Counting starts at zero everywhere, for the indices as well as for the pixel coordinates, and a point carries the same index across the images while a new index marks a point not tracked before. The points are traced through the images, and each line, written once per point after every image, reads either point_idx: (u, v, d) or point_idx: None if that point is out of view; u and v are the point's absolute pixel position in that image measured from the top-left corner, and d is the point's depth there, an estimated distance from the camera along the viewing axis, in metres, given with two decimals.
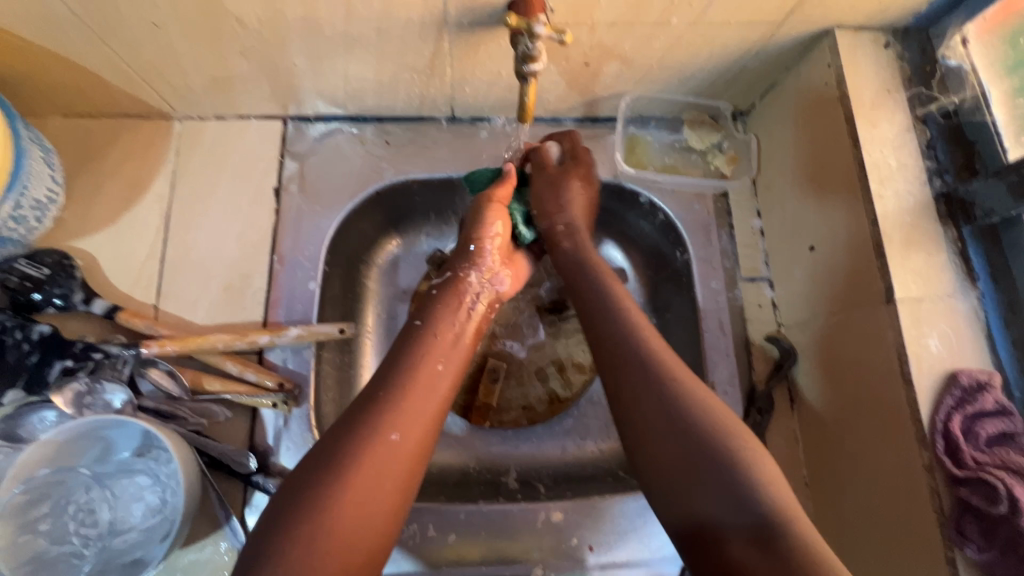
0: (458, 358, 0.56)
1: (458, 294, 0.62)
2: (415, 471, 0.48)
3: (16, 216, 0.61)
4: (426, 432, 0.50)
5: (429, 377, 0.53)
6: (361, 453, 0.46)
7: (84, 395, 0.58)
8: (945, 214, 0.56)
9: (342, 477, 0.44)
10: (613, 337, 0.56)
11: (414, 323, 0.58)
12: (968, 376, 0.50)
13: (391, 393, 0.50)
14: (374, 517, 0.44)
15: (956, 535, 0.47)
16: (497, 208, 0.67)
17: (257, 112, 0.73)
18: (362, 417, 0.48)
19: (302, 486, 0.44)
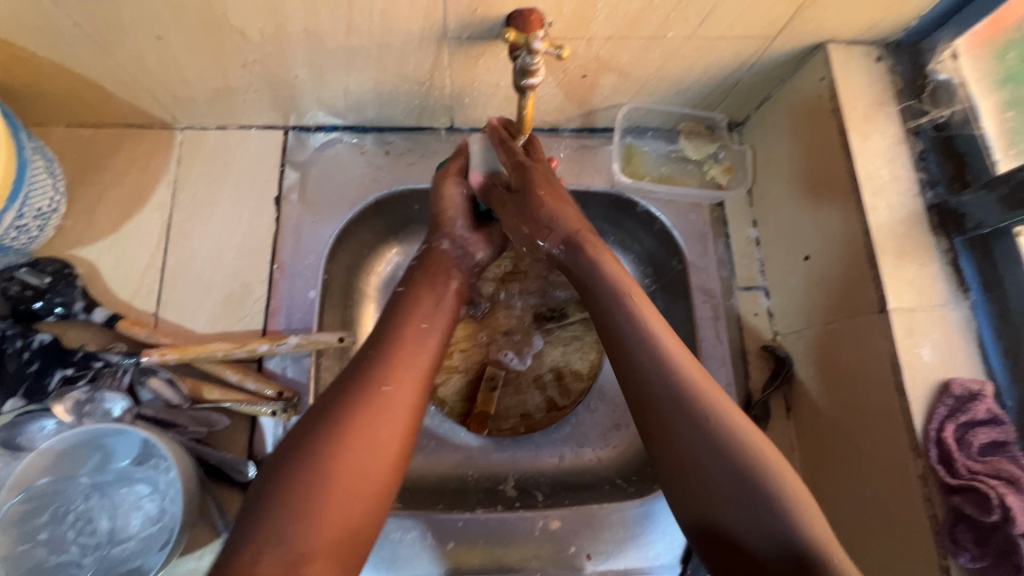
0: (444, 318, 0.59)
1: (438, 265, 0.64)
2: (411, 423, 0.50)
3: (19, 225, 0.61)
4: (417, 385, 0.52)
5: (415, 336, 0.56)
6: (356, 407, 0.48)
7: (84, 404, 0.58)
8: (937, 225, 0.57)
9: (339, 429, 0.47)
10: (631, 346, 0.53)
11: (398, 290, 0.61)
12: (961, 385, 0.51)
13: (382, 352, 0.53)
14: (372, 468, 0.46)
15: (950, 544, 0.48)
16: (458, 181, 0.67)
17: (258, 122, 0.74)
18: (355, 375, 0.51)
19: (300, 440, 0.46)
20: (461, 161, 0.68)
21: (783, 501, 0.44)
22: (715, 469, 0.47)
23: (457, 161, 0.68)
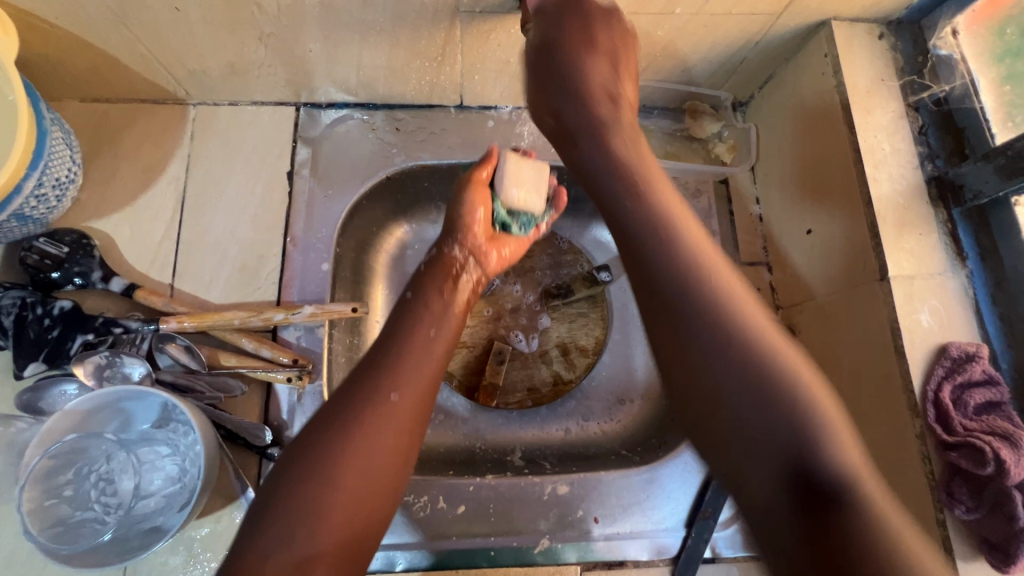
0: (450, 322, 0.60)
1: (446, 271, 0.65)
2: (414, 432, 0.50)
3: (38, 194, 0.62)
4: (422, 392, 0.52)
5: (423, 341, 0.56)
6: (360, 416, 0.48)
7: (104, 368, 0.60)
8: (936, 197, 0.59)
9: (342, 440, 0.47)
10: (703, 318, 0.45)
11: (405, 295, 0.61)
12: (957, 348, 0.53)
13: (389, 359, 0.53)
14: (375, 477, 0.47)
15: (946, 497, 0.50)
16: (478, 188, 0.66)
17: (270, 99, 0.75)
18: (361, 381, 0.51)
19: (308, 444, 0.47)
20: (491, 170, 0.67)
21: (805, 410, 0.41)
22: (755, 413, 0.41)
23: (485, 171, 0.67)
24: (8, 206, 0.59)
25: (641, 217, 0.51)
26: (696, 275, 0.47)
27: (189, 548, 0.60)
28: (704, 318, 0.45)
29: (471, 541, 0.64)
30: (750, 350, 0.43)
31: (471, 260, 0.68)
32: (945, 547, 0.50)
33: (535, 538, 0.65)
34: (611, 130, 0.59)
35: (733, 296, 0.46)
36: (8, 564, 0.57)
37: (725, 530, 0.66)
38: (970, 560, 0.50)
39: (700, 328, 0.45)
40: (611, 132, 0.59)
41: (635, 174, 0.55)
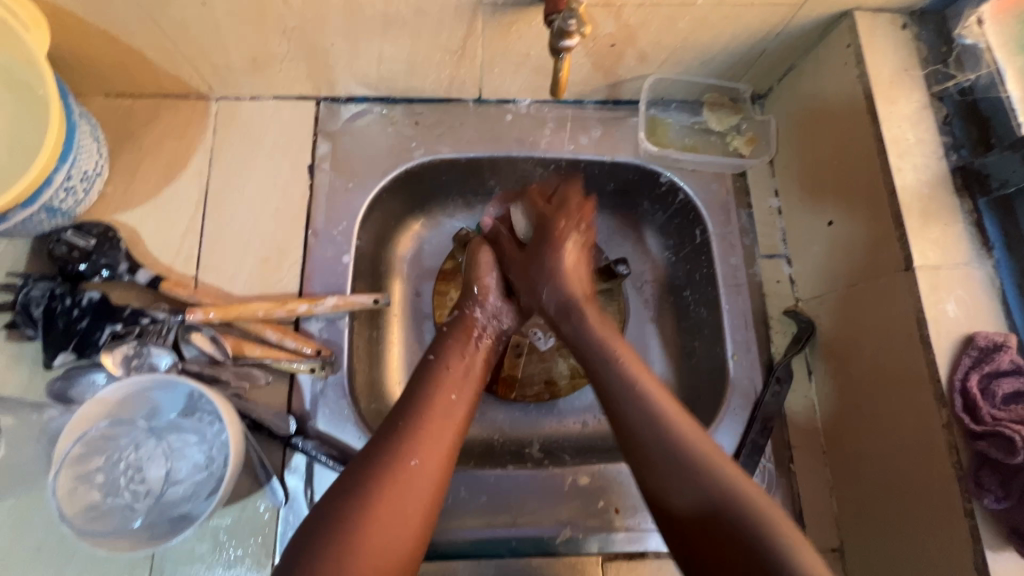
0: (469, 388, 0.60)
1: (467, 332, 0.66)
2: (434, 498, 0.51)
3: (67, 187, 0.63)
4: (443, 457, 0.54)
5: (444, 407, 0.57)
6: (384, 480, 0.50)
7: (132, 357, 0.61)
8: (962, 186, 0.59)
9: (366, 508, 0.48)
10: (652, 440, 0.52)
11: (427, 357, 0.62)
12: (984, 338, 0.52)
13: (411, 423, 0.54)
14: (397, 545, 0.48)
15: (974, 486, 0.50)
16: (489, 253, 0.72)
17: (291, 93, 0.76)
18: (385, 445, 0.52)
19: (335, 505, 0.48)
20: (490, 254, 0.72)
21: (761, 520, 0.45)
22: (711, 542, 0.47)
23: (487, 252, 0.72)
24: (38, 198, 0.60)
25: (595, 360, 0.60)
26: (640, 395, 0.55)
27: (215, 536, 0.61)
28: (653, 446, 0.52)
29: (493, 532, 0.65)
30: (705, 518, 0.47)
31: (489, 321, 0.69)
32: (972, 536, 0.50)
33: (555, 529, 0.65)
34: (558, 280, 0.67)
35: (678, 425, 0.52)
36: (37, 550, 0.58)
37: None
38: (999, 550, 0.49)
39: (652, 456, 0.51)
40: (562, 295, 0.66)
41: (586, 325, 0.63)
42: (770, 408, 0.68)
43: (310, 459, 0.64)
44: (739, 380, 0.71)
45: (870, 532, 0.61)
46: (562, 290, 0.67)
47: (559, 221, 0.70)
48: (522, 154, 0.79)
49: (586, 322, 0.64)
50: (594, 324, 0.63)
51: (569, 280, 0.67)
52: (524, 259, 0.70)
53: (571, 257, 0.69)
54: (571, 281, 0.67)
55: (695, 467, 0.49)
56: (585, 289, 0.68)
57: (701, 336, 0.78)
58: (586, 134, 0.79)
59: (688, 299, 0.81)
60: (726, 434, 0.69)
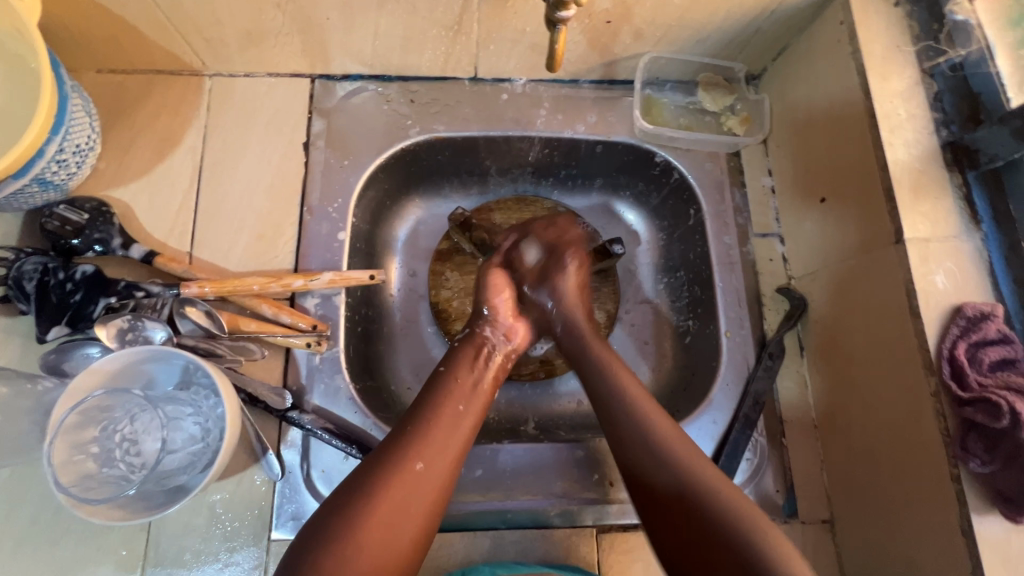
0: (479, 400, 0.60)
1: (477, 349, 0.65)
2: (436, 505, 0.52)
3: (59, 160, 0.63)
4: (448, 463, 0.54)
5: (451, 416, 0.57)
6: (388, 480, 0.50)
7: (127, 331, 0.61)
8: (951, 161, 0.59)
9: (368, 507, 0.49)
10: (631, 447, 0.56)
11: (438, 369, 0.62)
12: (972, 308, 0.53)
13: (418, 427, 0.55)
14: (396, 545, 0.48)
15: (960, 451, 0.50)
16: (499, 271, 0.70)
17: (286, 70, 0.76)
18: (391, 447, 0.53)
19: (339, 501, 0.49)
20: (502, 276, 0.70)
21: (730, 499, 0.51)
22: (679, 531, 0.51)
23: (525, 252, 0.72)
24: (30, 169, 0.59)
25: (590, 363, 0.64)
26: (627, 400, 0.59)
27: (210, 510, 0.61)
28: (640, 449, 0.56)
29: (489, 505, 0.65)
30: (675, 501, 0.52)
31: (500, 342, 0.67)
32: (959, 500, 0.50)
33: (550, 502, 0.65)
34: (561, 300, 0.69)
35: (656, 424, 0.57)
36: (34, 521, 0.58)
37: None
38: (985, 513, 0.50)
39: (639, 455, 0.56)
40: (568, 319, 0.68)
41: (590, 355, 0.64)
42: (762, 383, 0.69)
43: (306, 432, 0.64)
44: (732, 356, 0.72)
45: (859, 502, 0.62)
46: (569, 318, 0.68)
47: (563, 251, 0.71)
48: (518, 133, 0.79)
49: (589, 344, 0.66)
50: (595, 346, 0.65)
51: (571, 307, 0.69)
52: (536, 273, 0.71)
53: (574, 287, 0.70)
54: (573, 304, 0.69)
55: (666, 461, 0.54)
56: (585, 314, 0.69)
57: (695, 315, 0.79)
58: (583, 113, 0.79)
59: (682, 278, 0.82)
60: (719, 409, 0.70)
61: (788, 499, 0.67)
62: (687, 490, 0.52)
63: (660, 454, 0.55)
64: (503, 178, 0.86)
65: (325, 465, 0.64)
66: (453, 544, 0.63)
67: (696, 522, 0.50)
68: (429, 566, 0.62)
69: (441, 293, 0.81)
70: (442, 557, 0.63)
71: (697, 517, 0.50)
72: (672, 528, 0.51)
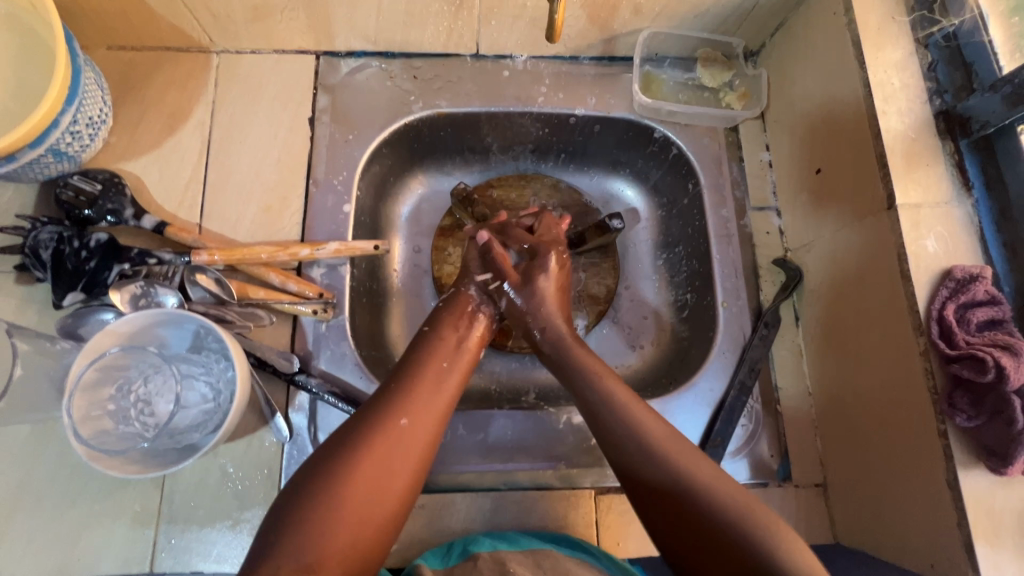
0: (463, 360, 0.63)
1: (461, 308, 0.68)
2: (419, 460, 0.53)
3: (73, 131, 0.65)
4: (433, 418, 0.56)
5: (436, 374, 0.59)
6: (373, 434, 0.52)
7: (140, 297, 0.63)
8: (944, 130, 0.60)
9: (353, 460, 0.50)
10: (615, 425, 0.57)
11: (424, 329, 0.65)
12: (961, 270, 0.54)
13: (403, 384, 0.57)
14: (383, 497, 0.50)
15: (947, 407, 0.52)
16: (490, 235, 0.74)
17: (292, 47, 0.77)
18: (376, 404, 0.55)
19: (326, 457, 0.50)
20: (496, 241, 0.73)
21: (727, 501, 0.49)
22: (670, 522, 0.51)
23: (504, 251, 0.72)
24: (45, 139, 0.61)
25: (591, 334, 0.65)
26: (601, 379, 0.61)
27: (222, 470, 0.63)
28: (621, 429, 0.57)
29: (491, 467, 0.68)
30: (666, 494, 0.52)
31: (484, 301, 0.70)
32: (946, 455, 0.52)
33: (549, 464, 0.68)
34: (540, 304, 0.69)
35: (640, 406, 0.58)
36: (55, 478, 0.61)
37: (734, 459, 0.69)
38: (971, 467, 0.51)
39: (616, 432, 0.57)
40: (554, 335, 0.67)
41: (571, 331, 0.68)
42: (757, 351, 0.71)
43: (313, 396, 0.66)
44: (729, 326, 0.73)
45: (851, 464, 0.64)
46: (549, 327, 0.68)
47: (544, 250, 0.72)
48: (518, 109, 0.80)
49: (570, 351, 0.65)
50: (578, 352, 0.65)
51: (553, 315, 0.69)
52: (519, 275, 0.70)
53: (555, 292, 0.71)
54: (554, 317, 0.68)
55: (655, 456, 0.54)
56: (564, 318, 0.69)
57: (692, 288, 0.81)
58: (583, 89, 0.81)
59: (681, 253, 0.84)
60: (715, 376, 0.72)
61: (782, 463, 0.69)
62: (676, 484, 0.52)
63: (636, 428, 0.56)
64: (504, 156, 0.88)
65: (331, 428, 0.66)
66: (455, 505, 0.65)
67: (683, 513, 0.51)
68: (432, 527, 0.64)
69: (444, 267, 0.83)
70: (445, 518, 0.64)
71: (688, 504, 0.50)
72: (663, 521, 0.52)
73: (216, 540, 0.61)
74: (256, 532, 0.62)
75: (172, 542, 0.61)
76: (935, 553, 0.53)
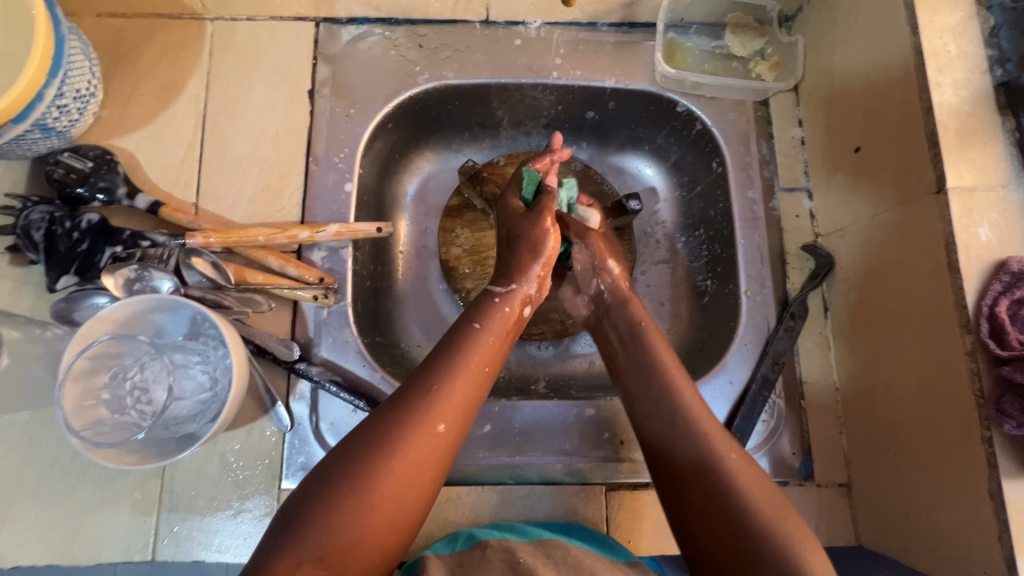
0: (500, 356, 0.57)
1: (516, 306, 0.61)
2: (447, 467, 0.50)
3: (60, 105, 0.61)
4: (466, 426, 0.52)
5: (477, 378, 0.54)
6: (404, 440, 0.47)
7: (134, 281, 0.61)
8: (1005, 104, 0.54)
9: (380, 468, 0.46)
10: (656, 397, 0.57)
11: (473, 325, 0.57)
12: (1017, 263, 0.49)
13: (439, 386, 0.51)
14: (409, 504, 0.46)
15: (995, 413, 0.47)
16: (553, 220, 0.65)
17: (289, 13, 0.72)
18: (407, 407, 0.49)
19: (351, 455, 0.47)
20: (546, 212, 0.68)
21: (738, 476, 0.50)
22: (694, 496, 0.50)
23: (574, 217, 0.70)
24: (29, 114, 0.58)
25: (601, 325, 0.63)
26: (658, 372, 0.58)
27: (223, 459, 0.61)
28: (664, 425, 0.55)
29: (499, 460, 0.65)
30: (687, 470, 0.51)
31: (536, 299, 0.64)
32: (989, 464, 0.48)
33: (558, 458, 0.66)
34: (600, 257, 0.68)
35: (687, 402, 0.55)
36: (53, 466, 0.60)
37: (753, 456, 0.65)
38: (1016, 478, 0.47)
39: (658, 423, 0.55)
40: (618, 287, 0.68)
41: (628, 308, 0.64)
42: (782, 344, 0.67)
43: (314, 385, 0.63)
44: (753, 316, 0.69)
45: (879, 465, 0.60)
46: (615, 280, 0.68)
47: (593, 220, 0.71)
48: (531, 80, 0.74)
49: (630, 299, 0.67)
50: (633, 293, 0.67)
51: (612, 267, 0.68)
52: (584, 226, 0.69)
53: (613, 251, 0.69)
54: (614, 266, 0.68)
55: (688, 429, 0.53)
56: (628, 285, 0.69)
57: (714, 274, 0.76)
58: (601, 57, 0.75)
59: (702, 236, 0.79)
60: (735, 369, 0.68)
61: (804, 462, 0.65)
62: (701, 463, 0.51)
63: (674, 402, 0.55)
64: (516, 132, 0.83)
65: (333, 417, 0.64)
66: (460, 498, 0.63)
67: (709, 495, 0.49)
68: (437, 520, 0.62)
69: (451, 250, 0.79)
70: (450, 511, 0.62)
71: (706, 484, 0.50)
72: (692, 519, 0.50)
73: (219, 529, 0.60)
74: (259, 522, 0.60)
75: (173, 530, 0.60)
76: (971, 563, 0.50)
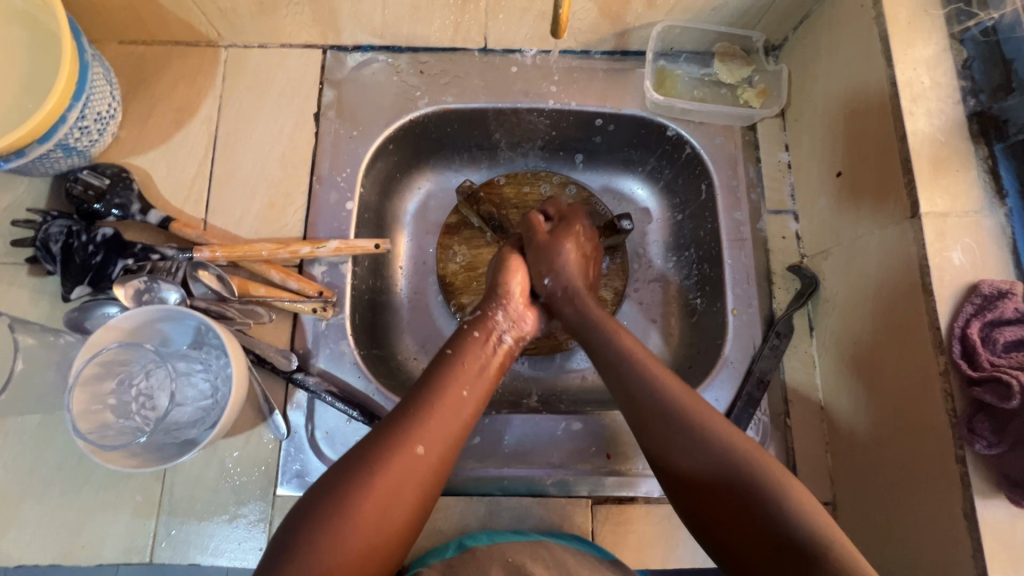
0: (483, 382, 0.59)
1: (486, 332, 0.64)
2: (429, 488, 0.51)
3: (82, 126, 0.65)
4: (448, 449, 0.53)
5: (455, 402, 0.55)
6: (383, 466, 0.49)
7: (143, 292, 0.64)
8: (977, 133, 0.56)
9: (361, 492, 0.47)
10: (640, 404, 0.56)
11: (445, 352, 0.60)
12: (988, 286, 0.51)
13: (416, 412, 0.53)
14: (389, 530, 0.48)
15: (967, 432, 0.48)
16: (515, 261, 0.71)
17: (299, 41, 0.77)
18: (386, 434, 0.51)
19: (335, 482, 0.48)
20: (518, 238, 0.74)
21: (762, 481, 0.48)
22: (716, 508, 0.50)
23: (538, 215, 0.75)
24: (53, 135, 0.62)
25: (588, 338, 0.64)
26: (638, 382, 0.57)
27: (222, 465, 0.64)
28: (664, 437, 0.53)
29: (485, 471, 0.67)
30: (699, 483, 0.51)
31: (511, 326, 0.66)
32: (963, 483, 0.49)
33: (546, 471, 0.67)
34: (560, 264, 0.70)
35: (675, 411, 0.54)
36: (59, 469, 0.63)
37: None
38: (989, 497, 0.48)
39: (654, 437, 0.54)
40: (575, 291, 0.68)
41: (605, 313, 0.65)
42: (767, 363, 0.68)
43: (311, 395, 0.66)
44: (740, 333, 0.71)
45: (860, 483, 0.61)
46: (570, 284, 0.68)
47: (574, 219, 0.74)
48: (527, 105, 0.78)
49: (589, 309, 0.66)
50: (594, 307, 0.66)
51: (573, 272, 0.69)
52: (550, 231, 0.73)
53: (577, 253, 0.71)
54: (571, 269, 0.70)
55: (700, 430, 0.52)
56: (585, 284, 0.70)
57: (703, 292, 0.78)
58: (594, 83, 0.78)
59: (691, 256, 0.81)
60: (722, 386, 0.69)
61: None
62: (721, 473, 0.50)
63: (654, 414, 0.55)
64: (513, 153, 0.86)
65: (328, 426, 0.66)
66: (449, 508, 0.64)
67: (731, 505, 0.49)
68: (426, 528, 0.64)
69: (448, 267, 0.81)
70: (438, 519, 0.64)
71: (731, 498, 0.49)
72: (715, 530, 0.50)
73: (215, 532, 0.62)
74: (253, 527, 0.62)
75: (171, 533, 0.62)
76: None
